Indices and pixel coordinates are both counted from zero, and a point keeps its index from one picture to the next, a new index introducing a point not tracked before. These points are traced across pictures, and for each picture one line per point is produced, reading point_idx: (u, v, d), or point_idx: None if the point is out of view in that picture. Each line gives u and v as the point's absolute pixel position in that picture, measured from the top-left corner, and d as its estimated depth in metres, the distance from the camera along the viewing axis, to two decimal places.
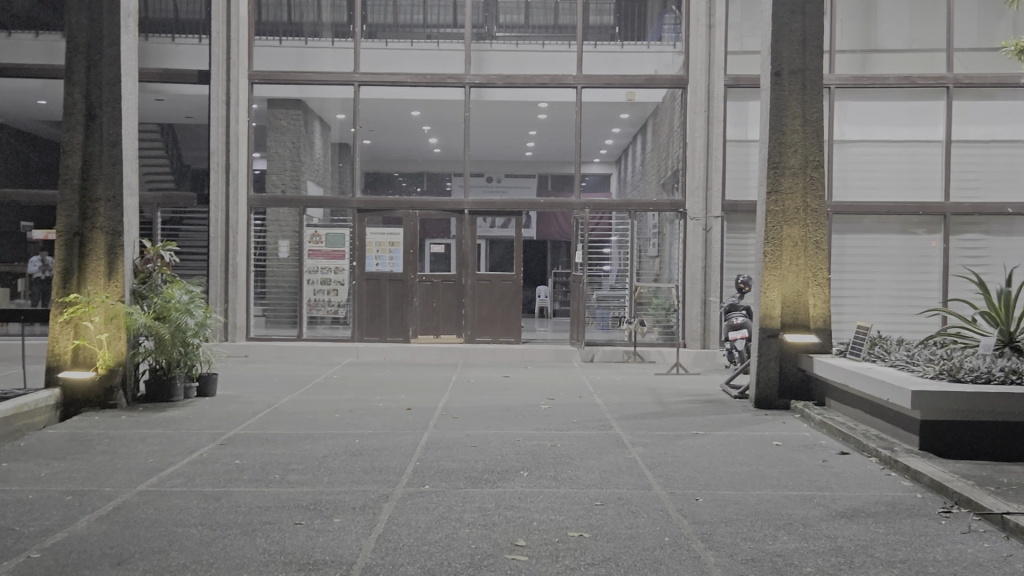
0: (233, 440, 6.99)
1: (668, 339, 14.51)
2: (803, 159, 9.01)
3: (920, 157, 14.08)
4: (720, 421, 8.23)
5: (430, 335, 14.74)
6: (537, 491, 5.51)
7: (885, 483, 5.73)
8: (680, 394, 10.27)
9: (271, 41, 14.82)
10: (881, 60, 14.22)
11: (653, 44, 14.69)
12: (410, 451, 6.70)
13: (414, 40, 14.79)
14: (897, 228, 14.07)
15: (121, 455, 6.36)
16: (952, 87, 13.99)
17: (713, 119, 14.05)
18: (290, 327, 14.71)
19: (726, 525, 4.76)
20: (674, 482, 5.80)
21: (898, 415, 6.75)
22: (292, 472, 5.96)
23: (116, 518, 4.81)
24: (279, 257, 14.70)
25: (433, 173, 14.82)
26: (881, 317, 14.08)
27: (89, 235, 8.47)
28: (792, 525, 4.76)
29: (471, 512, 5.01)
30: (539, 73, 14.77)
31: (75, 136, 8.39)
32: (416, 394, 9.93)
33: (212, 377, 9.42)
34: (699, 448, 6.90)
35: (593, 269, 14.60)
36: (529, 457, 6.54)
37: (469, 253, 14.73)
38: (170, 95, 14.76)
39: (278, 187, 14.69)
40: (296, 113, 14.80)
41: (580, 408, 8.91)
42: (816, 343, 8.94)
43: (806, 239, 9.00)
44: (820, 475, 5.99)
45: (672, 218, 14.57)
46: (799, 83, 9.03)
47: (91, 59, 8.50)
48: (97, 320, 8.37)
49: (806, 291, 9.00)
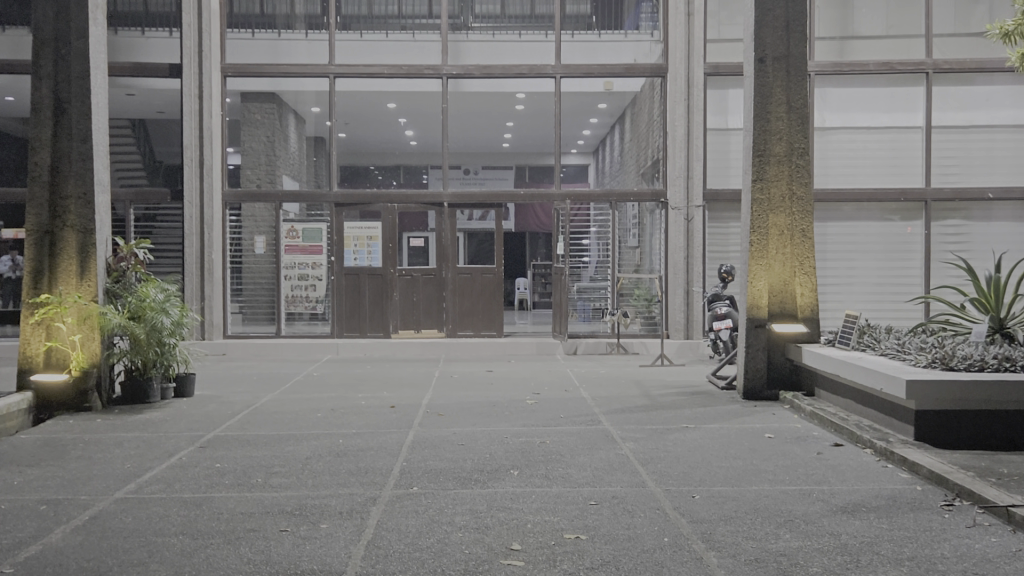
0: (213, 442, 6.76)
1: (651, 331, 14.42)
2: (788, 146, 8.91)
3: (901, 144, 14.08)
4: (709, 414, 8.12)
5: (410, 330, 14.50)
6: (529, 491, 5.36)
7: (883, 475, 5.65)
8: (667, 386, 10.16)
9: (243, 33, 14.48)
10: (860, 47, 14.19)
11: (630, 33, 14.54)
12: (395, 451, 6.52)
13: (389, 31, 14.54)
14: (877, 215, 14.06)
15: (96, 461, 6.12)
16: (931, 73, 13.98)
17: (693, 109, 13.98)
18: (268, 324, 14.41)
19: (726, 524, 4.64)
20: (669, 478, 5.67)
21: (891, 406, 6.69)
22: (276, 475, 5.75)
23: (93, 528, 4.59)
24: (255, 253, 14.41)
25: (410, 166, 14.58)
26: (863, 304, 14.07)
27: (59, 234, 8.15)
28: (793, 522, 4.67)
29: (463, 515, 4.85)
30: (516, 63, 14.55)
31: (43, 133, 8.10)
32: (398, 391, 9.73)
33: (189, 377, 9.13)
34: (691, 442, 6.78)
35: (574, 260, 14.45)
36: (518, 455, 6.39)
37: (449, 246, 14.49)
38: (141, 89, 14.38)
39: (253, 182, 14.40)
40: (270, 106, 14.50)
41: (567, 403, 8.76)
42: (805, 333, 8.86)
43: (793, 228, 8.92)
44: (817, 468, 5.90)
45: (652, 209, 14.43)
46: (783, 70, 8.92)
47: (59, 53, 8.18)
48: (69, 320, 8.10)
49: (793, 280, 8.93)
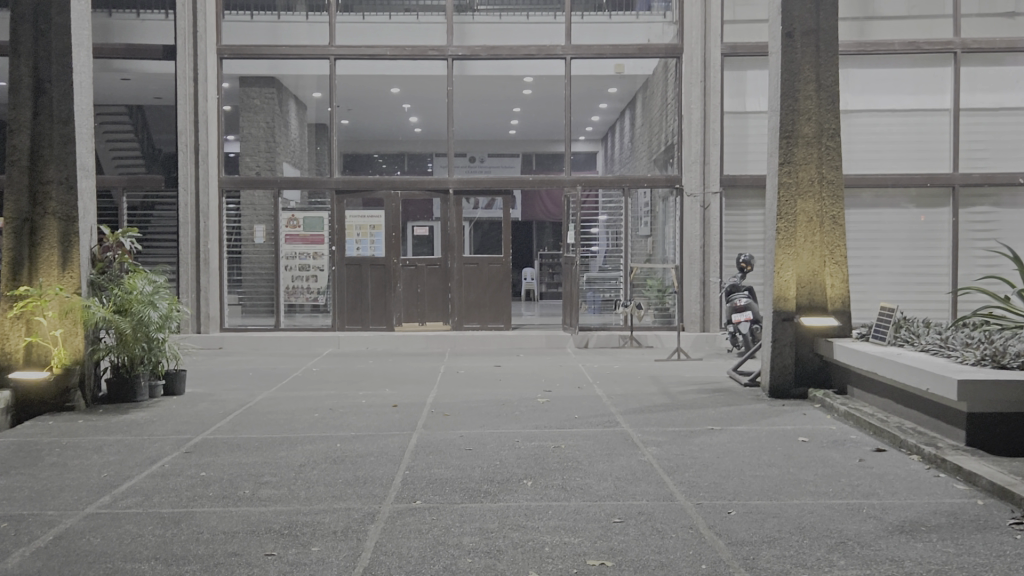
0: (200, 448, 6.22)
1: (665, 323, 13.85)
2: (817, 127, 8.34)
3: (927, 127, 13.46)
4: (734, 414, 7.56)
5: (414, 323, 14.04)
6: (545, 506, 4.81)
7: (937, 487, 5.11)
8: (685, 382, 9.59)
9: (242, 16, 13.90)
10: (882, 27, 13.55)
11: (642, 14, 13.89)
12: (397, 457, 5.99)
13: (392, 13, 13.91)
14: (901, 203, 13.45)
15: (70, 469, 5.58)
16: (959, 52, 13.36)
17: (710, 91, 13.36)
18: (267, 316, 13.88)
19: (770, 547, 4.10)
20: (699, 489, 5.14)
21: (939, 408, 6.12)
22: (265, 486, 5.22)
23: (55, 552, 4.05)
24: (255, 242, 13.87)
25: (414, 154, 14.00)
26: (887, 294, 13.49)
27: (40, 222, 7.63)
28: (847, 545, 4.13)
29: (471, 536, 4.31)
30: (525, 44, 13.93)
31: (22, 114, 7.55)
32: (401, 387, 9.21)
33: (179, 373, 8.59)
34: (719, 447, 6.23)
35: (583, 250, 13.88)
36: (530, 462, 5.84)
37: (454, 235, 13.99)
38: (136, 73, 13.85)
39: (251, 169, 13.86)
40: (270, 91, 13.96)
41: (580, 401, 8.22)
42: (836, 326, 8.27)
43: (822, 214, 8.36)
44: (862, 478, 5.36)
45: (666, 195, 13.85)
46: (812, 45, 8.32)
47: (39, 28, 7.61)
48: (49, 315, 7.57)
49: (822, 270, 8.38)
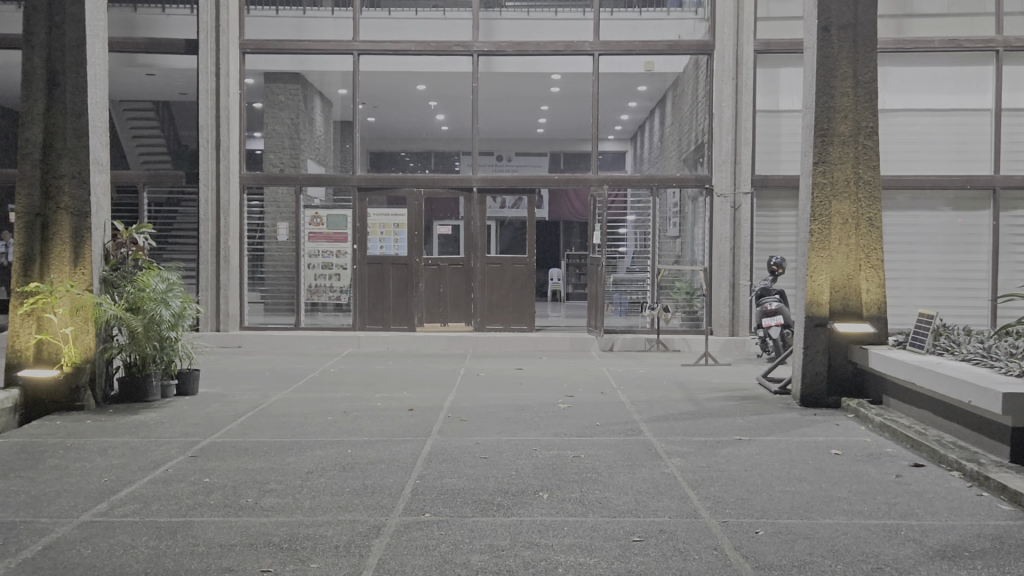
0: (207, 452, 6.03)
1: (692, 326, 13.50)
2: (854, 125, 7.96)
3: (968, 127, 12.96)
4: (764, 423, 7.23)
5: (437, 323, 13.79)
6: (562, 521, 4.53)
7: (981, 507, 4.76)
8: (713, 389, 9.24)
9: (266, 11, 13.74)
10: (921, 24, 13.08)
11: (673, 11, 13.54)
12: (409, 465, 5.76)
13: (419, 9, 13.72)
14: (939, 205, 12.98)
15: (71, 473, 5.41)
16: (1001, 50, 12.87)
17: (742, 89, 13.01)
18: (288, 314, 13.75)
19: (801, 573, 3.79)
20: (724, 505, 4.84)
21: (981, 421, 5.75)
22: (269, 494, 5.00)
23: (41, 564, 3.86)
24: (278, 240, 13.72)
25: (440, 152, 13.82)
26: (924, 300, 13.01)
27: (51, 217, 7.50)
28: (884, 572, 3.80)
29: (480, 554, 4.05)
30: (552, 39, 13.64)
31: (35, 106, 7.41)
32: (419, 390, 8.98)
33: (193, 373, 8.45)
34: (746, 459, 5.92)
35: (610, 250, 13.56)
36: (547, 472, 5.58)
37: (478, 235, 13.72)
38: (161, 69, 13.80)
39: (275, 166, 13.72)
40: (294, 87, 13.83)
41: (602, 408, 7.93)
42: (872, 334, 7.89)
43: (858, 216, 7.99)
44: (899, 495, 5.02)
45: (695, 196, 13.48)
46: (849, 39, 7.94)
47: (54, 20, 7.48)
48: (60, 312, 7.41)
49: (858, 274, 8.02)
